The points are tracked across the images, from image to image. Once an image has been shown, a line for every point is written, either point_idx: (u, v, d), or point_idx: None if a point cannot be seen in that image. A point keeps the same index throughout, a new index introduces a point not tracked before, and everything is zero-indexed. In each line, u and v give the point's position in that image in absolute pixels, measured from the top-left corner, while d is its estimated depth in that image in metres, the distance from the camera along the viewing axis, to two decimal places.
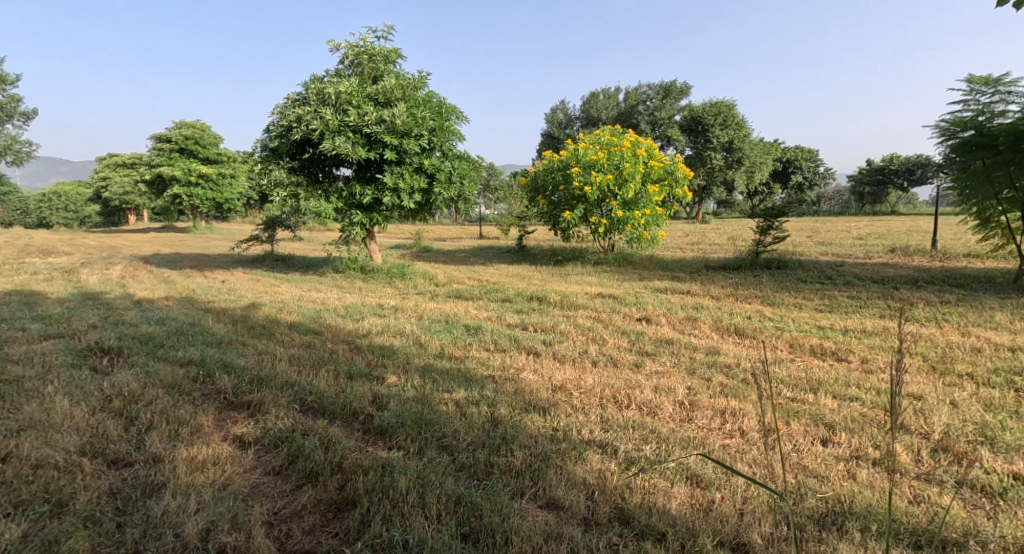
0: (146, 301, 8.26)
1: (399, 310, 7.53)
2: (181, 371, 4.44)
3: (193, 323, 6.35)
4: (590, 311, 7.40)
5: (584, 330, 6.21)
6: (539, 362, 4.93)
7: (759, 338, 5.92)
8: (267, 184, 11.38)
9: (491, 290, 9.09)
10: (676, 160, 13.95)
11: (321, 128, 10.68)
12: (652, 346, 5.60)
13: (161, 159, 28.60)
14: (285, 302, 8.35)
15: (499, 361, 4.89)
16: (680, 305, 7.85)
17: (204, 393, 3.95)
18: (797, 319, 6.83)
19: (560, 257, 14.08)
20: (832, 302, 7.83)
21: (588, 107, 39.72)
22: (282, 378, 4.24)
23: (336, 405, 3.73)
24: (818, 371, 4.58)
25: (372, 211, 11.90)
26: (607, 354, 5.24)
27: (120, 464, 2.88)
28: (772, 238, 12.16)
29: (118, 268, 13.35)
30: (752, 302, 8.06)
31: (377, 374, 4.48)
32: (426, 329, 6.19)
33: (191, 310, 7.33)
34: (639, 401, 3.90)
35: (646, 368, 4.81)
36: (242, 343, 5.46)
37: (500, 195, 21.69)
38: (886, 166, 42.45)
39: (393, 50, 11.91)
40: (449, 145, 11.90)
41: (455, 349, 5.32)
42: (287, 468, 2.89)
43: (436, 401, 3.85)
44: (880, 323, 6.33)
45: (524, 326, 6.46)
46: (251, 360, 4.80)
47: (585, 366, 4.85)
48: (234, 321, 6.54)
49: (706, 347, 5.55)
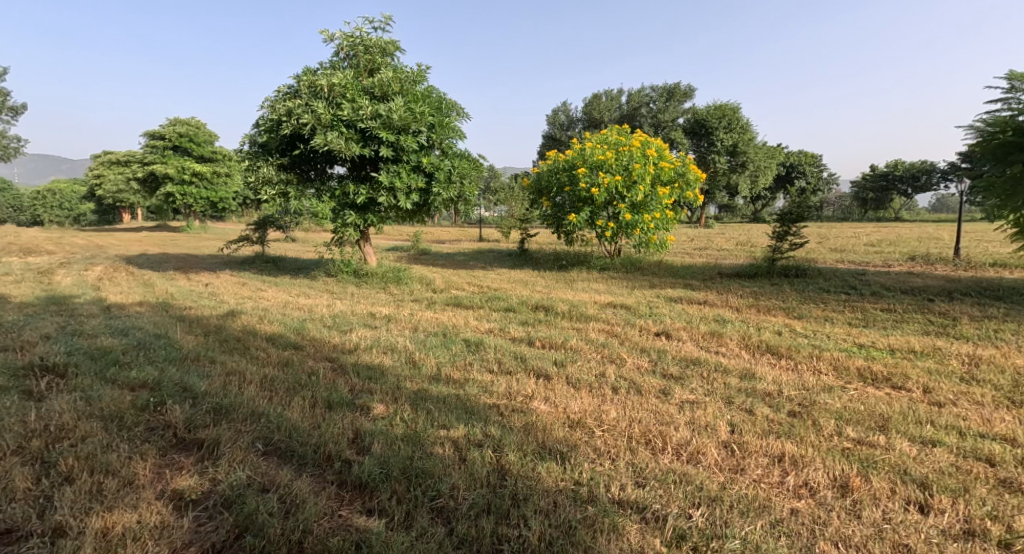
0: (117, 307, 7.58)
1: (392, 320, 6.84)
2: (131, 395, 3.77)
3: (160, 335, 5.64)
4: (602, 324, 6.72)
5: (598, 347, 5.52)
6: (551, 388, 4.25)
7: (796, 358, 5.24)
8: (255, 181, 10.75)
9: (492, 299, 8.39)
10: (687, 161, 13.29)
11: (312, 123, 10.02)
12: (677, 368, 4.91)
13: (153, 156, 27.86)
14: (269, 309, 7.66)
15: (504, 387, 4.22)
16: (699, 318, 7.17)
17: (150, 426, 3.27)
18: (833, 335, 6.14)
19: (564, 261, 13.39)
20: (866, 316, 7.14)
21: (590, 109, 39.12)
22: (250, 407, 3.56)
23: (309, 446, 3.06)
24: (879, 403, 3.92)
25: (367, 212, 11.22)
26: (628, 378, 4.56)
27: (13, 539, 2.26)
28: (789, 245, 11.50)
29: (99, 268, 12.69)
30: (776, 315, 7.38)
31: (364, 402, 3.81)
32: (420, 344, 5.50)
33: (162, 319, 6.63)
34: (676, 443, 3.24)
35: (676, 397, 4.13)
36: (212, 362, 4.78)
37: (501, 198, 21.01)
38: (891, 172, 41.57)
39: (391, 41, 11.21)
40: (449, 142, 11.20)
41: (453, 370, 4.63)
42: (231, 547, 2.27)
43: (430, 443, 3.19)
44: (928, 343, 5.66)
45: (531, 341, 5.77)
46: (218, 382, 4.13)
47: (605, 393, 4.17)
48: (207, 333, 5.84)
49: (739, 369, 4.86)
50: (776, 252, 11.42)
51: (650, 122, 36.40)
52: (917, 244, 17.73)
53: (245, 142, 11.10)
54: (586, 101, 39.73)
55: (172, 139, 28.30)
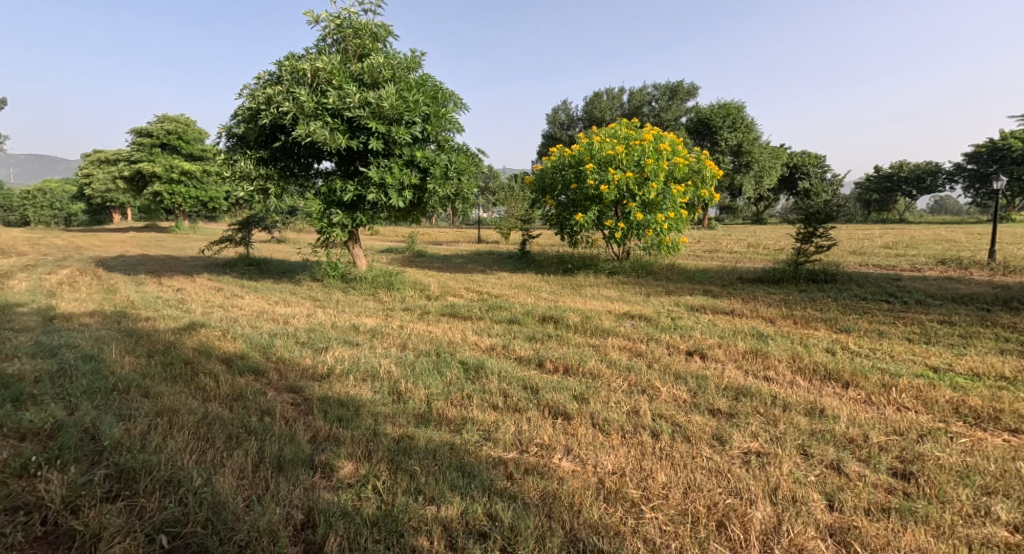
0: (63, 318, 6.64)
1: (377, 336, 5.85)
2: (13, 449, 2.81)
3: (92, 356, 4.66)
4: (622, 340, 5.77)
5: (623, 372, 4.54)
6: (572, 435, 3.28)
7: (867, 387, 4.24)
8: (231, 176, 9.75)
9: (493, 308, 7.40)
10: (703, 157, 12.34)
11: (294, 111, 9.03)
12: (725, 402, 3.93)
13: (140, 155, 26.91)
14: (236, 321, 6.65)
15: (512, 434, 3.26)
16: (733, 333, 6.18)
17: (13, 503, 2.33)
18: (896, 355, 5.16)
19: (569, 265, 12.44)
20: (926, 330, 6.15)
21: (591, 107, 38.13)
22: (166, 471, 2.61)
23: (231, 546, 2.19)
24: (1008, 459, 2.98)
25: (355, 211, 10.20)
26: (669, 419, 3.58)
27: None
28: (815, 247, 10.55)
29: (66, 271, 11.73)
30: (817, 329, 6.43)
31: (326, 459, 2.85)
32: (407, 368, 4.52)
33: (107, 334, 5.65)
34: (762, 530, 2.36)
35: (736, 447, 3.17)
36: (145, 396, 3.80)
37: (500, 198, 19.96)
38: (895, 173, 40.67)
39: (383, 25, 10.25)
40: (445, 135, 10.27)
41: (447, 407, 3.67)
42: None
43: (414, 535, 2.29)
44: (1021, 367, 4.68)
45: (541, 364, 4.81)
46: (138, 427, 3.14)
47: (644, 444, 3.20)
48: (150, 353, 4.84)
49: (803, 403, 3.88)
50: (801, 255, 10.48)
51: (652, 121, 35.67)
52: (936, 244, 17.69)
53: (222, 134, 10.09)
54: (585, 99, 38.71)
55: (161, 137, 27.38)
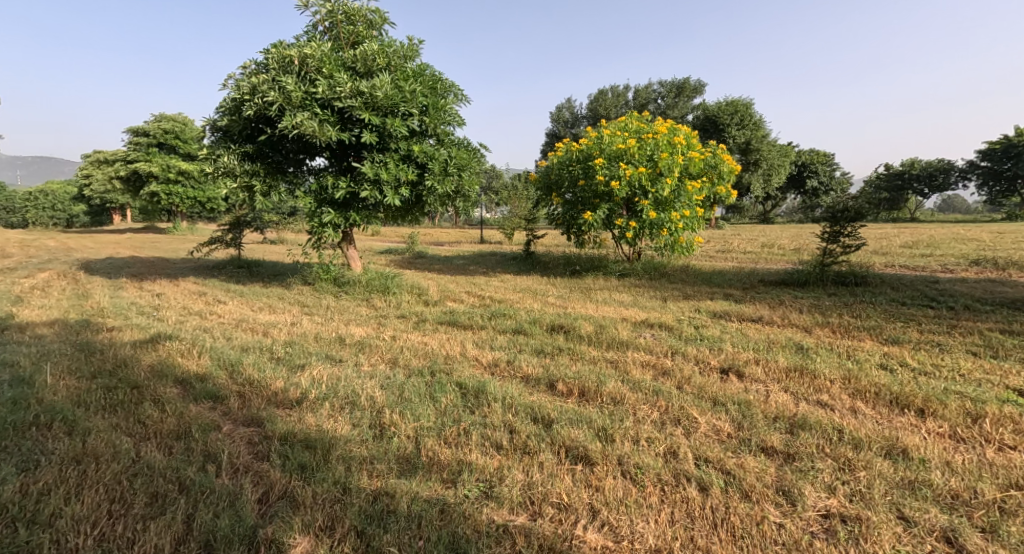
0: (17, 329, 5.96)
1: (365, 350, 5.12)
2: None
3: (25, 377, 3.95)
4: (644, 354, 5.03)
5: (651, 397, 3.80)
6: (597, 490, 2.56)
7: (949, 417, 3.50)
8: (214, 172, 9.08)
9: (496, 315, 6.68)
10: (719, 151, 11.58)
11: (280, 102, 8.34)
12: (781, 437, 3.19)
13: (138, 154, 26.42)
14: (210, 332, 5.92)
15: (520, 488, 2.54)
16: (769, 346, 5.42)
17: None
18: (968, 373, 4.42)
19: (577, 266, 11.70)
20: (988, 342, 5.40)
21: (596, 105, 37.40)
22: None
23: None
24: None
25: (349, 209, 9.46)
26: (717, 463, 2.84)
27: None
28: (843, 247, 9.75)
29: (44, 275, 11.04)
30: (863, 339, 5.69)
31: (272, 534, 2.19)
32: (394, 393, 3.78)
33: (55, 349, 4.91)
34: None
35: (811, 509, 2.46)
36: (70, 433, 3.10)
37: (504, 197, 19.23)
38: (907, 171, 39.76)
39: (377, 11, 9.52)
40: (445, 129, 9.54)
41: (439, 447, 2.94)
42: None
43: None
44: None
45: (552, 386, 4.08)
46: (40, 481, 2.47)
47: (691, 502, 2.48)
48: (96, 375, 4.13)
49: (880, 440, 3.12)
50: (827, 256, 9.65)
51: None
52: (956, 245, 16.69)
53: (206, 127, 9.39)
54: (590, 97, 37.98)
55: (160, 136, 26.89)
